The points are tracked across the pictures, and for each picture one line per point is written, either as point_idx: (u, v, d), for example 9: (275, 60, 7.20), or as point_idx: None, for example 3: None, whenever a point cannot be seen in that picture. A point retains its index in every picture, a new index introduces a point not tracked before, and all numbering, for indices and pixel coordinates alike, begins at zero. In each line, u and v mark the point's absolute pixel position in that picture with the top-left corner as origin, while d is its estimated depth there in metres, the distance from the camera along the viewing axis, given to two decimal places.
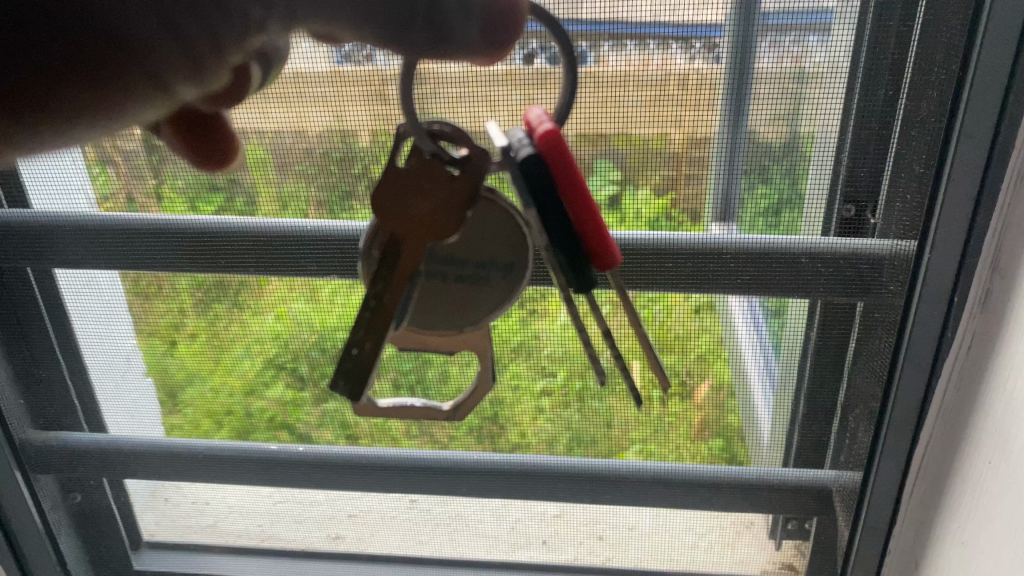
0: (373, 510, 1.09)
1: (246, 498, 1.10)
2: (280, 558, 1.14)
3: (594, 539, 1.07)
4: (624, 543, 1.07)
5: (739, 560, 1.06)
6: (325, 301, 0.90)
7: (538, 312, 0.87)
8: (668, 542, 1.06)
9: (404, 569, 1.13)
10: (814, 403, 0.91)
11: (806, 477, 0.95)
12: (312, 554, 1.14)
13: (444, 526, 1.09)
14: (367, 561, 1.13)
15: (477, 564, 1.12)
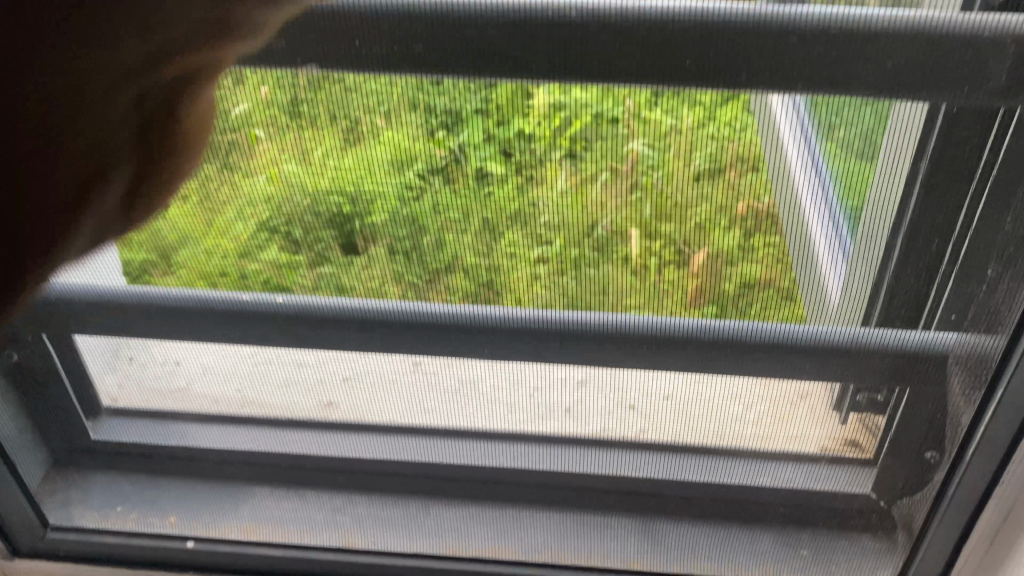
0: (371, 371, 0.86)
1: (223, 359, 0.88)
2: (262, 429, 0.93)
3: (616, 408, 0.85)
4: (659, 416, 0.85)
5: (795, 437, 0.83)
6: (318, 165, 0.71)
7: (534, 178, 0.68)
8: (709, 418, 0.84)
9: (402, 439, 0.91)
10: (915, 242, 0.70)
11: (914, 339, 0.75)
12: (300, 425, 0.92)
13: (446, 392, 0.86)
14: (360, 432, 0.91)
15: (490, 435, 0.89)
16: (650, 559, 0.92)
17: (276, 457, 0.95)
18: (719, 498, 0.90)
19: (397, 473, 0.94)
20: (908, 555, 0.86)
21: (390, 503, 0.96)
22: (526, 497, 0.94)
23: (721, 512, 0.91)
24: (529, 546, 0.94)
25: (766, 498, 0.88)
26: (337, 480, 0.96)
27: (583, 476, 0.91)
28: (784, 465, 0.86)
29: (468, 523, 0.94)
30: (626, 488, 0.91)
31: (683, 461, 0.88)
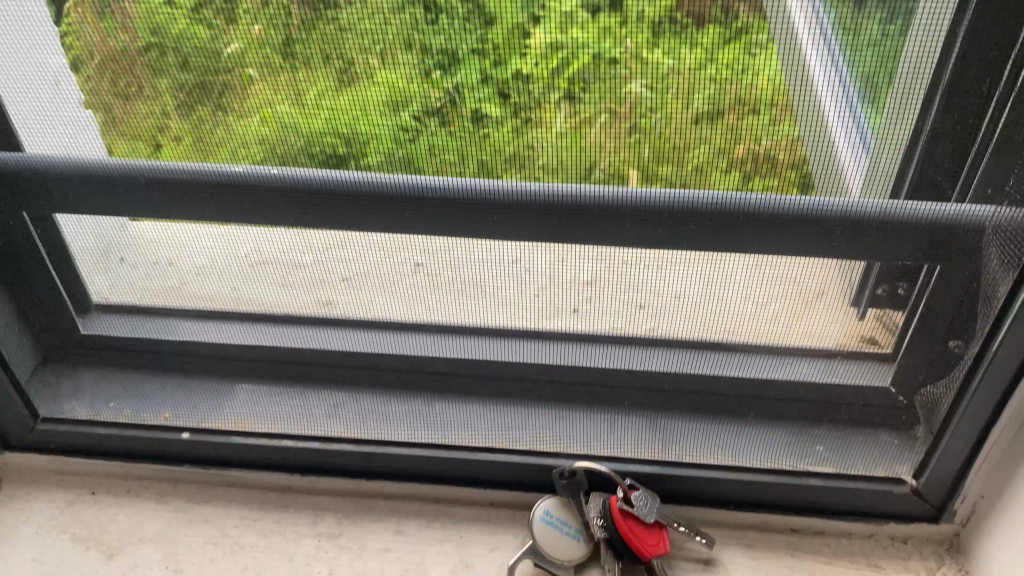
0: (368, 267, 0.74)
1: (219, 248, 0.75)
2: (262, 326, 0.82)
3: (631, 308, 0.73)
4: (671, 315, 0.73)
5: (808, 335, 0.73)
6: (311, 106, 0.63)
7: (532, 123, 0.62)
8: (719, 310, 0.72)
9: (409, 339, 0.80)
10: (900, 215, 0.65)
11: (948, 216, 0.64)
12: (301, 322, 0.80)
13: (450, 291, 0.74)
14: (366, 329, 0.80)
15: (509, 334, 0.77)
16: (662, 449, 0.81)
17: (280, 358, 0.84)
18: (733, 395, 0.79)
19: (388, 360, 0.82)
20: (923, 453, 0.76)
21: (382, 396, 0.84)
22: (524, 394, 0.83)
23: (762, 408, 0.79)
24: (532, 437, 0.82)
25: (792, 393, 0.78)
26: (342, 373, 0.84)
27: (610, 369, 0.79)
28: (799, 363, 0.76)
29: (458, 419, 0.83)
30: (638, 385, 0.80)
31: (685, 356, 0.76)
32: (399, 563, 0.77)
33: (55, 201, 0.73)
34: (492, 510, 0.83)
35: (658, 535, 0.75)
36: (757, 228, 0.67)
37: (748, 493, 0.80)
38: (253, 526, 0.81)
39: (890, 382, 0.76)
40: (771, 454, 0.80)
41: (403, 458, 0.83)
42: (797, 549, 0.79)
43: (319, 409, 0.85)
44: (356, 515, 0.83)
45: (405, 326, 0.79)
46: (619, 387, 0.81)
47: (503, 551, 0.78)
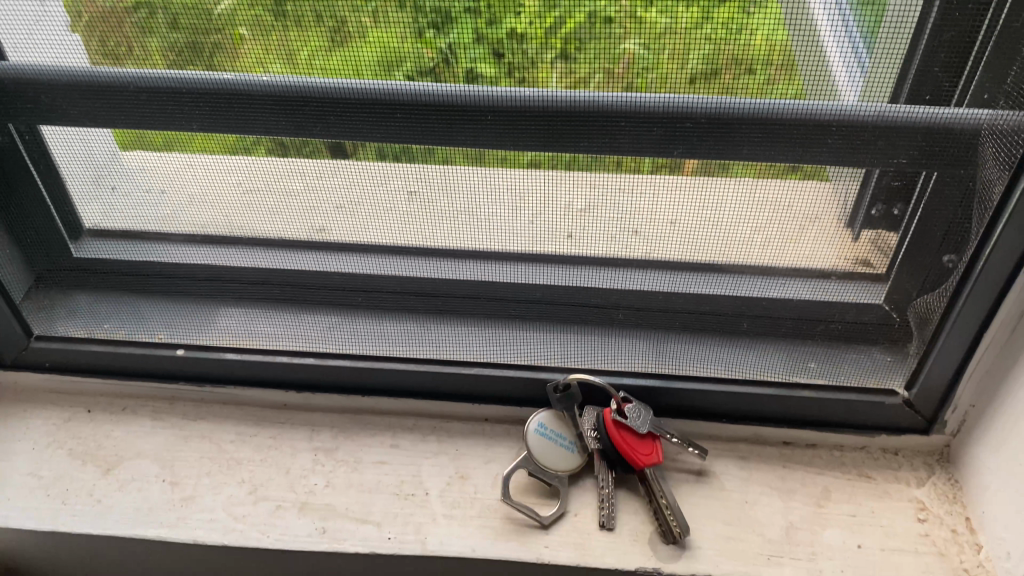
0: (362, 192, 0.73)
1: (213, 176, 0.74)
2: (258, 252, 0.81)
3: (623, 234, 0.73)
4: (664, 241, 0.73)
5: (801, 259, 0.73)
6: (304, 65, 0.65)
7: (527, 84, 0.63)
8: (712, 233, 0.72)
9: (404, 263, 0.79)
10: (896, 135, 0.64)
11: (943, 120, 0.63)
12: (296, 248, 0.80)
13: (445, 218, 0.74)
14: (360, 254, 0.79)
15: (502, 258, 0.77)
16: (657, 363, 0.81)
17: (273, 283, 0.83)
18: (727, 315, 0.79)
19: (383, 279, 0.81)
20: (914, 366, 0.76)
21: (376, 317, 0.84)
22: (518, 312, 0.81)
23: (758, 324, 0.79)
24: (529, 352, 0.82)
25: (784, 308, 0.77)
26: (337, 293, 0.83)
27: (607, 289, 0.79)
28: (792, 283, 0.75)
29: (452, 336, 0.82)
30: (633, 306, 0.80)
31: (678, 279, 0.77)
32: (395, 476, 0.78)
33: (42, 105, 0.70)
34: (488, 426, 0.84)
35: (650, 445, 0.75)
36: (753, 142, 0.66)
37: (743, 407, 0.80)
38: (250, 441, 0.82)
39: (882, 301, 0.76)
40: (766, 368, 0.80)
41: (400, 373, 0.83)
42: (789, 461, 0.80)
43: (312, 328, 0.84)
44: (352, 431, 0.83)
45: (399, 250, 0.78)
46: (613, 305, 0.80)
47: (498, 464, 0.79)
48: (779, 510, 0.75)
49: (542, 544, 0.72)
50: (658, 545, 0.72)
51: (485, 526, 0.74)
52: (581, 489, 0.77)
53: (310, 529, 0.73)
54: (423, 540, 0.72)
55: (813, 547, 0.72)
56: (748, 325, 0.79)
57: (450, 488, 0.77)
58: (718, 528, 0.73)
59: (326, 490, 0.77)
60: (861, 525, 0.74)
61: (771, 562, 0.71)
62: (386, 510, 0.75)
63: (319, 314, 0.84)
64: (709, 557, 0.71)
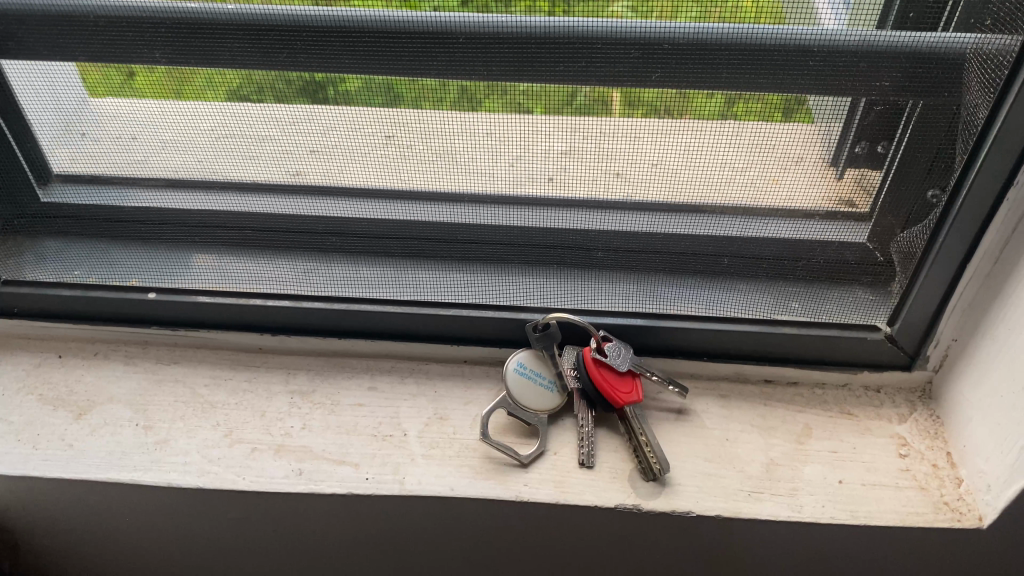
0: (338, 134, 0.71)
1: (185, 122, 0.72)
2: (229, 195, 0.78)
3: (604, 175, 0.72)
4: (647, 183, 0.72)
5: (784, 200, 0.72)
6: (281, 19, 0.64)
7: (510, 44, 0.63)
8: (694, 173, 0.71)
9: (381, 206, 0.77)
10: (879, 62, 0.62)
11: (926, 45, 0.61)
12: (270, 191, 0.78)
13: (422, 159, 0.72)
14: (335, 197, 0.77)
15: (480, 200, 0.75)
16: (640, 303, 0.79)
17: (246, 227, 0.82)
18: (707, 255, 0.78)
19: (360, 221, 0.79)
20: (896, 302, 0.75)
21: (352, 260, 0.82)
22: (497, 253, 0.80)
23: (738, 262, 0.78)
24: (509, 294, 0.80)
25: (766, 246, 0.76)
26: (313, 237, 0.81)
27: (587, 230, 0.77)
28: (773, 223, 0.74)
29: (431, 278, 0.81)
30: (613, 246, 0.78)
31: (659, 218, 0.75)
32: (373, 417, 0.77)
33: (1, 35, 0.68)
34: (467, 368, 0.83)
35: (630, 384, 0.75)
36: (733, 68, 0.63)
37: (725, 345, 0.79)
38: (225, 385, 0.80)
39: (864, 238, 0.75)
40: (749, 307, 0.78)
41: (377, 315, 0.81)
42: (771, 399, 0.79)
43: (286, 272, 0.82)
44: (328, 374, 0.82)
45: (375, 192, 0.76)
46: (593, 245, 0.79)
47: (477, 405, 0.78)
48: (760, 447, 0.75)
49: (521, 482, 0.71)
50: (638, 482, 0.72)
51: (464, 465, 0.73)
52: (560, 429, 0.76)
53: (286, 471, 0.72)
54: (400, 480, 0.71)
55: (794, 483, 0.72)
56: (729, 264, 0.78)
57: (429, 428, 0.76)
58: (699, 465, 0.73)
59: (303, 432, 0.76)
60: (842, 461, 0.74)
61: (752, 498, 0.71)
62: (363, 451, 0.74)
63: (294, 258, 0.83)
64: (689, 493, 0.71)
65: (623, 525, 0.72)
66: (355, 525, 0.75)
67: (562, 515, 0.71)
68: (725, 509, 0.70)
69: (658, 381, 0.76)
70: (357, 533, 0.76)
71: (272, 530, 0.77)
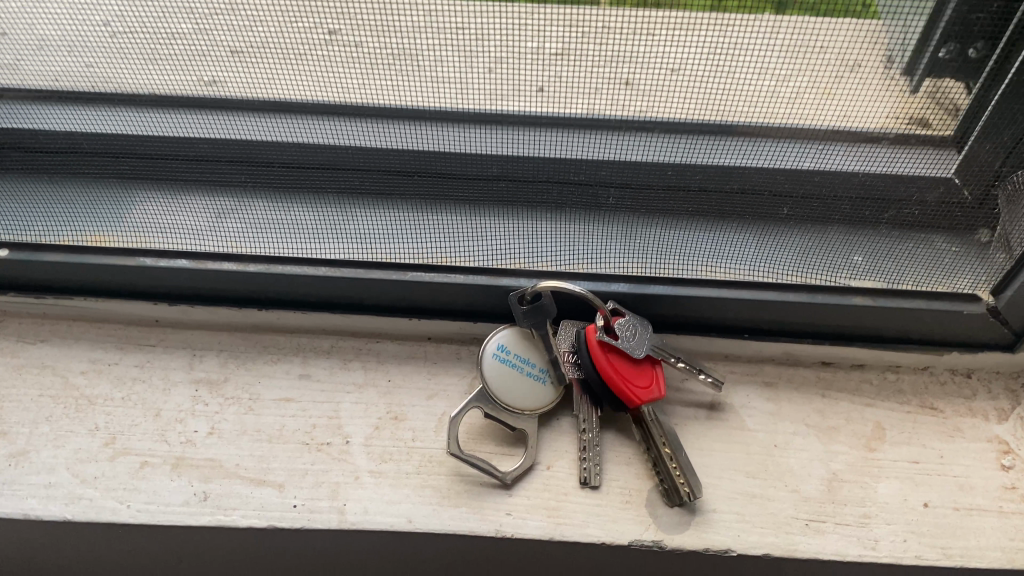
0: (263, 22, 0.48)
1: (26, 8, 0.50)
2: (92, 112, 0.56)
3: (609, 83, 0.50)
4: (668, 95, 0.50)
5: (839, 118, 0.51)
6: None
7: None
8: (733, 85, 0.49)
9: (307, 125, 0.55)
10: None
11: None
12: (165, 108, 0.55)
13: (367, 64, 0.50)
14: (255, 116, 0.55)
15: (454, 121, 0.54)
16: (656, 265, 0.60)
17: (131, 158, 0.59)
18: (767, 197, 0.57)
19: (279, 147, 0.57)
20: (1007, 266, 0.55)
21: (272, 196, 0.60)
22: (470, 192, 0.59)
23: (803, 208, 0.57)
24: (485, 252, 0.60)
25: (844, 185, 0.55)
26: (217, 166, 0.59)
27: (595, 162, 0.56)
28: (830, 151, 0.53)
29: (384, 227, 0.61)
30: (631, 184, 0.57)
31: (698, 142, 0.53)
32: (304, 417, 0.58)
33: None
34: (430, 349, 0.62)
35: (647, 376, 0.56)
36: None
37: (774, 320, 0.59)
38: (107, 374, 0.60)
39: (953, 173, 0.54)
40: (803, 270, 0.60)
41: (306, 280, 0.60)
42: (830, 388, 0.60)
43: (183, 211, 0.61)
44: (245, 357, 0.61)
45: (296, 107, 0.54)
46: (603, 184, 0.58)
47: (443, 400, 0.59)
48: (819, 457, 0.56)
49: (503, 511, 0.53)
50: (659, 507, 0.54)
51: (426, 486, 0.54)
52: (556, 431, 0.57)
53: (187, 495, 0.54)
54: (340, 508, 0.53)
55: (863, 506, 0.54)
56: (789, 213, 0.58)
57: (379, 434, 0.57)
58: (737, 483, 0.55)
59: (210, 440, 0.56)
60: (926, 475, 0.56)
61: (810, 530, 0.53)
62: (291, 467, 0.55)
63: (193, 196, 0.61)
64: (726, 524, 0.53)
65: (636, 563, 0.55)
66: (283, 559, 0.57)
67: (557, 551, 0.54)
68: (775, 546, 0.52)
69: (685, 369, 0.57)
70: (287, 567, 0.58)
71: (177, 563, 0.58)
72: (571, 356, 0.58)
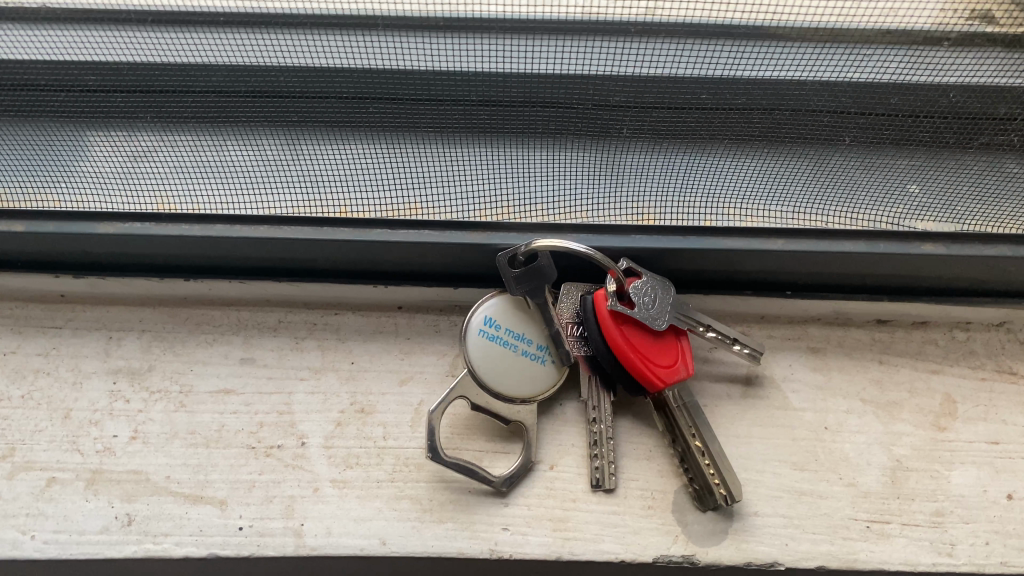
0: None
1: None
2: None
3: None
4: None
5: (883, 13, 0.41)
6: None
7: None
8: None
9: (216, 38, 0.42)
10: None
11: None
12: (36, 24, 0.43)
13: None
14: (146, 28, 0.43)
15: (401, 28, 0.42)
16: (671, 208, 0.49)
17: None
18: (830, 117, 0.44)
19: (185, 71, 0.44)
20: None
21: (187, 129, 0.47)
22: (444, 117, 0.46)
23: (873, 128, 0.44)
24: (464, 197, 0.48)
25: (920, 103, 0.43)
26: (113, 99, 0.46)
27: (603, 80, 0.43)
28: (884, 57, 0.41)
29: (335, 162, 0.47)
30: (649, 101, 0.44)
31: (718, 50, 0.42)
32: (249, 413, 0.47)
33: None
34: (402, 321, 0.50)
35: (670, 351, 0.45)
36: None
37: (825, 273, 0.48)
38: (2, 366, 0.48)
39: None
40: (853, 208, 0.48)
41: (237, 245, 0.47)
42: (888, 353, 0.50)
43: (72, 154, 0.47)
44: (173, 339, 0.49)
45: (191, 19, 0.42)
46: (618, 116, 0.45)
47: (420, 386, 0.47)
48: (879, 440, 0.47)
49: (498, 526, 0.43)
50: (689, 513, 0.44)
51: (402, 498, 0.44)
52: (559, 420, 0.47)
53: (107, 520, 0.43)
54: (296, 529, 0.43)
55: (934, 502, 0.45)
56: (847, 148, 0.46)
57: (342, 432, 0.46)
58: (781, 479, 0.45)
59: (133, 448, 0.46)
60: (1009, 458, 0.46)
61: (873, 535, 0.44)
62: (235, 478, 0.45)
63: (83, 134, 0.47)
64: (772, 532, 0.44)
65: None
66: None
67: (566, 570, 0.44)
68: (831, 557, 0.43)
69: (717, 338, 0.47)
70: None
71: None
72: (574, 329, 0.47)
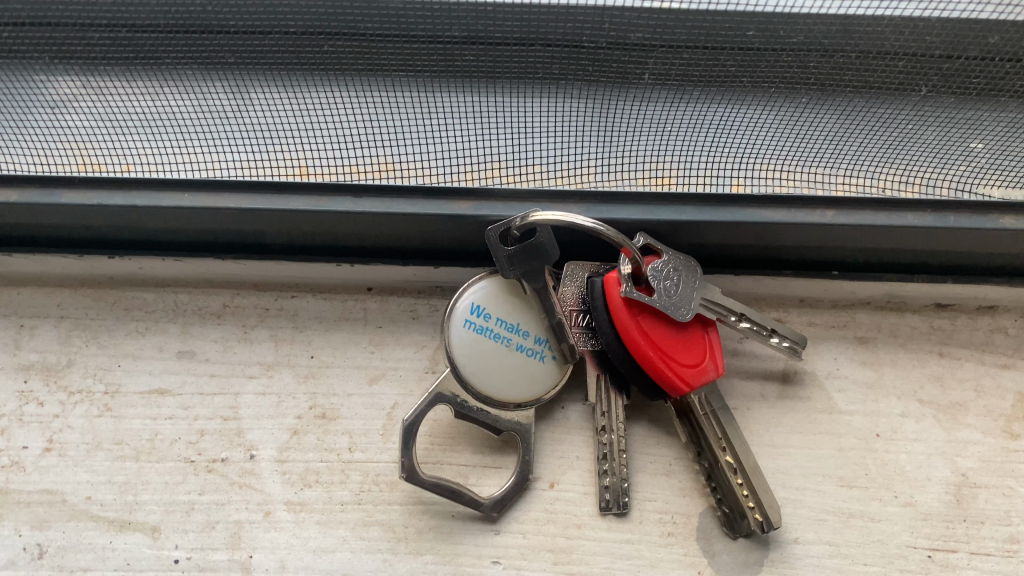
0: None
1: None
2: None
3: None
4: None
5: None
6: None
7: None
8: None
9: None
10: None
11: None
12: None
13: None
14: None
15: None
16: (698, 165, 0.39)
17: None
18: (906, 61, 0.35)
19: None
20: None
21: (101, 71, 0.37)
22: (420, 56, 0.36)
23: (955, 76, 0.36)
24: (446, 157, 0.39)
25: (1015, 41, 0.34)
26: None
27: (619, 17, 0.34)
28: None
29: (289, 112, 0.37)
30: (677, 38, 0.35)
31: None
32: (188, 418, 0.39)
33: None
34: (372, 305, 0.42)
35: (696, 347, 0.37)
36: None
37: (882, 249, 0.40)
38: None
39: None
40: (924, 173, 0.39)
41: (168, 217, 0.38)
42: (949, 344, 0.42)
43: None
44: (98, 329, 0.41)
45: None
46: (638, 61, 0.35)
47: (393, 386, 0.40)
48: (940, 450, 0.39)
49: (487, 559, 0.36)
50: (716, 541, 0.37)
51: (372, 523, 0.36)
52: (560, 428, 0.39)
53: (13, 553, 0.36)
54: (244, 563, 0.36)
55: (1008, 526, 0.37)
56: (921, 100, 0.36)
57: (299, 443, 0.38)
58: (825, 498, 0.38)
59: (47, 462, 0.38)
60: None
61: (937, 567, 0.36)
62: (169, 498, 0.37)
63: None
64: (816, 563, 0.36)
65: None
66: None
67: None
68: None
69: (750, 329, 0.38)
70: None
71: None
72: (579, 318, 0.38)
